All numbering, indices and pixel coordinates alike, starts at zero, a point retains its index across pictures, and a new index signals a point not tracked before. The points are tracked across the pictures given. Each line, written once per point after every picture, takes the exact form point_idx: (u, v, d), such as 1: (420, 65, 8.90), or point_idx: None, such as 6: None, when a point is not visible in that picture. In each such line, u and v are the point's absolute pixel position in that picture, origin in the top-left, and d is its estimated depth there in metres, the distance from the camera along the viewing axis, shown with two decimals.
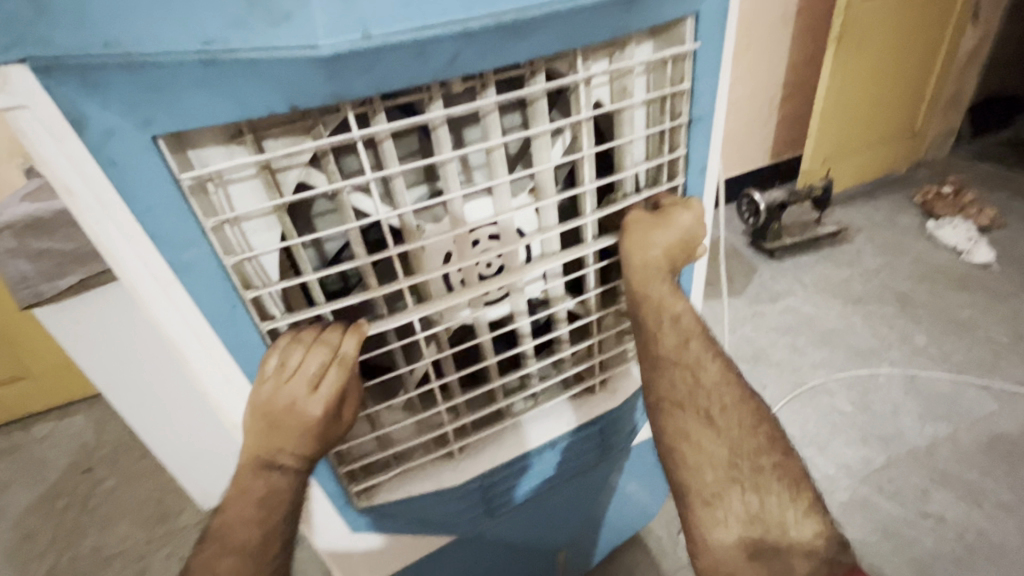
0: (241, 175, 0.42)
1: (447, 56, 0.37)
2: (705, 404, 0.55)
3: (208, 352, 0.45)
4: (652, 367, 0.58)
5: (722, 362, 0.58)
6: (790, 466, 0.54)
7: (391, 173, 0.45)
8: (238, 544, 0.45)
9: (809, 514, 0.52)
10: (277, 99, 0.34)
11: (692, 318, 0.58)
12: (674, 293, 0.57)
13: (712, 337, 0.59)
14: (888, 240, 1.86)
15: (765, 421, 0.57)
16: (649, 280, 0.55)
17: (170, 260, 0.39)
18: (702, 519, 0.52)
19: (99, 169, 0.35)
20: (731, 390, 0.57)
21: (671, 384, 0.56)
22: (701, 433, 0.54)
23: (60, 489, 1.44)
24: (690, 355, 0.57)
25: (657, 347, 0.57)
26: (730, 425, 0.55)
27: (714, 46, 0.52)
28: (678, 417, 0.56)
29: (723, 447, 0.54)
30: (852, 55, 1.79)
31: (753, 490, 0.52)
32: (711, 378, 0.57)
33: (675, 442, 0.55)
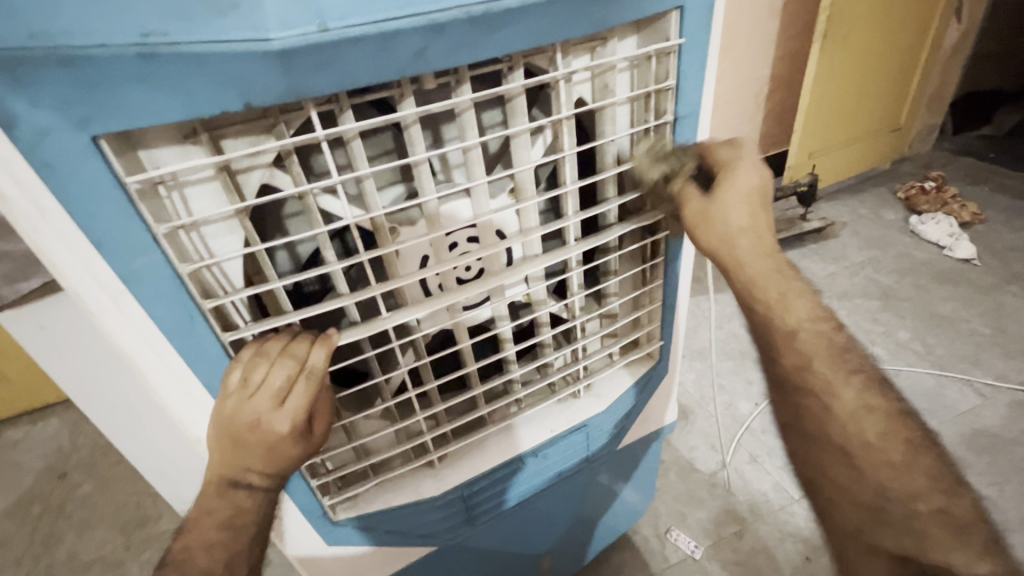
0: (197, 177, 0.39)
1: (414, 51, 0.34)
2: (837, 436, 0.51)
3: (166, 365, 0.42)
4: (781, 396, 0.54)
5: (861, 383, 0.52)
6: (954, 506, 0.48)
7: (360, 175, 0.42)
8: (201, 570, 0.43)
9: (983, 559, 0.46)
10: (230, 97, 0.32)
11: (817, 331, 0.52)
12: (785, 286, 0.52)
13: (846, 351, 0.53)
14: (873, 236, 1.87)
15: (924, 451, 0.50)
16: (749, 275, 0.51)
17: (119, 270, 0.37)
18: (855, 555, 0.51)
19: (35, 173, 0.32)
20: (874, 419, 0.51)
21: (803, 414, 0.53)
22: (840, 468, 0.51)
23: (33, 496, 1.39)
24: (819, 381, 0.52)
25: (780, 369, 0.53)
26: (875, 465, 0.49)
27: (699, 42, 0.50)
28: (815, 451, 0.52)
29: (865, 487, 0.49)
30: (838, 50, 1.79)
31: (909, 533, 0.48)
32: (848, 403, 0.51)
33: (810, 475, 0.53)
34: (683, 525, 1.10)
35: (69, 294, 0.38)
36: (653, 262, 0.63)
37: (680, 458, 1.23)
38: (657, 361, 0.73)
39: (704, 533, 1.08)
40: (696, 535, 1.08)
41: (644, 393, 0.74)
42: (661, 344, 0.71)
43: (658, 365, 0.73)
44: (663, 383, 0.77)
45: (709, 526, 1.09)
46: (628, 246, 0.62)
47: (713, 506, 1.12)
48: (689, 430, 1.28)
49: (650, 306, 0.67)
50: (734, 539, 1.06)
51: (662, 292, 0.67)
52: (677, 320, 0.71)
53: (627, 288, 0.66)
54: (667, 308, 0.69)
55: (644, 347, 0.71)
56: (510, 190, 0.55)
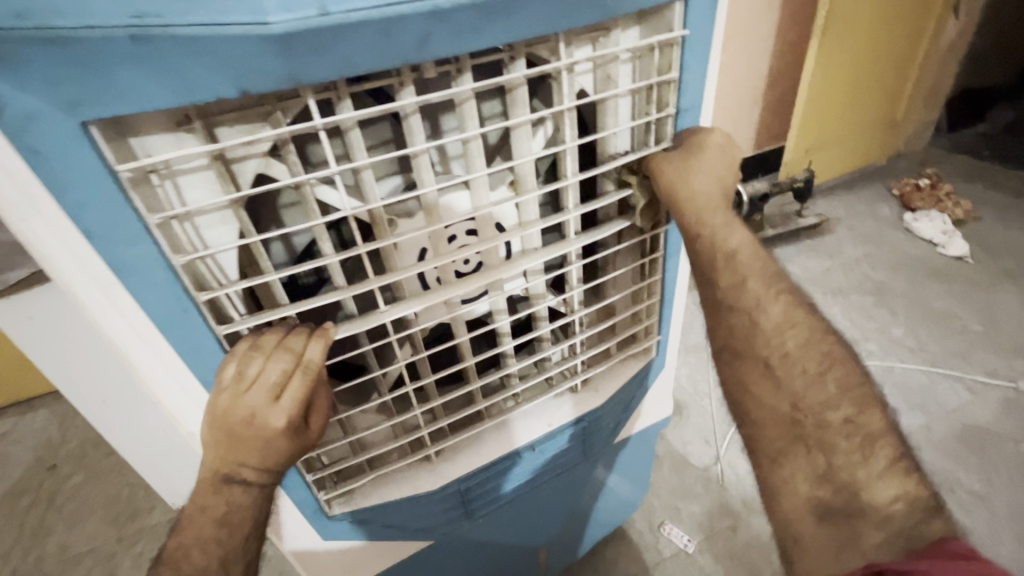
0: (190, 165, 0.38)
1: (416, 37, 0.33)
2: (762, 350, 0.51)
3: (159, 358, 0.42)
4: (711, 316, 0.55)
5: (788, 301, 0.52)
6: (868, 421, 0.48)
7: (358, 166, 0.42)
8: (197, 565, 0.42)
9: (888, 476, 0.46)
10: (226, 84, 0.31)
11: (752, 252, 0.53)
12: (729, 221, 0.53)
13: (777, 271, 0.54)
14: (867, 232, 1.88)
15: (841, 367, 0.51)
16: (704, 216, 0.52)
17: (111, 261, 0.36)
18: (768, 476, 0.50)
19: (21, 160, 0.31)
20: (795, 333, 0.51)
21: (731, 331, 0.53)
22: (759, 382, 0.51)
23: (22, 488, 1.38)
24: (748, 299, 0.52)
25: (711, 281, 0.53)
26: (792, 378, 0.50)
27: (703, 34, 0.50)
28: (739, 369, 0.53)
29: (783, 403, 0.50)
30: (837, 45, 1.79)
31: (817, 450, 0.48)
32: (774, 319, 0.52)
33: (737, 396, 0.53)
34: (676, 518, 1.10)
35: (58, 285, 0.37)
36: (652, 256, 0.63)
37: (674, 452, 1.23)
38: (654, 355, 0.73)
39: (697, 526, 1.09)
40: (689, 529, 1.08)
41: (641, 388, 0.73)
42: (659, 338, 0.71)
43: (655, 359, 0.73)
44: (660, 378, 0.77)
45: (702, 519, 1.10)
46: (627, 240, 0.61)
47: (706, 499, 1.13)
48: (684, 424, 1.29)
49: (649, 300, 0.67)
50: (727, 533, 1.07)
51: (661, 287, 0.67)
52: (676, 314, 0.70)
53: (626, 283, 0.66)
54: (666, 303, 0.69)
55: (642, 342, 0.71)
56: (510, 182, 0.55)
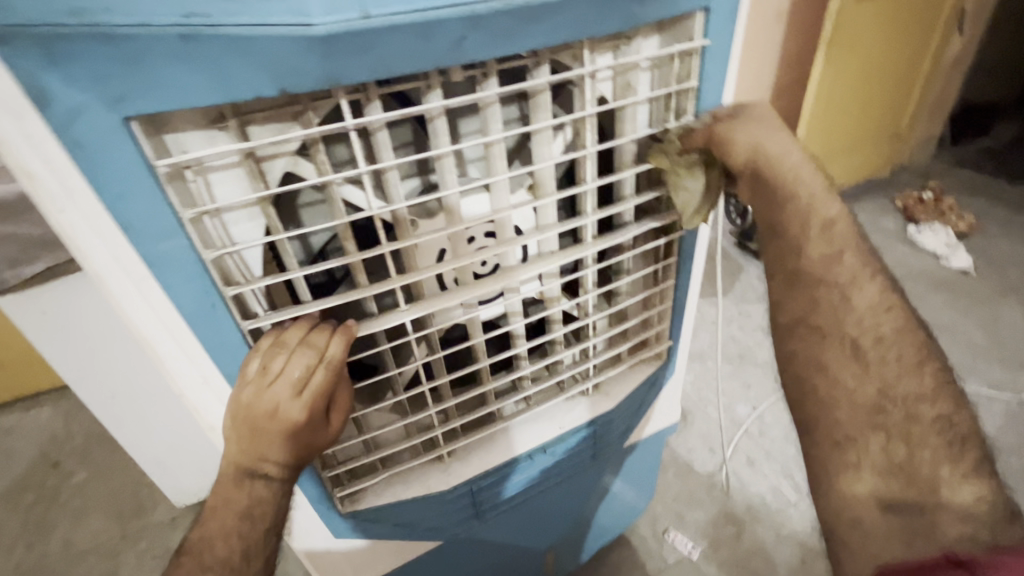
0: (222, 162, 0.39)
1: (451, 41, 0.34)
2: (849, 328, 0.50)
3: (184, 352, 0.42)
4: (788, 289, 0.53)
5: (883, 282, 0.51)
6: (960, 420, 0.47)
7: (384, 166, 0.42)
8: (220, 557, 0.43)
9: (969, 479, 0.45)
10: (267, 82, 0.32)
11: (848, 226, 0.51)
12: (828, 188, 0.51)
13: (872, 251, 0.52)
14: (871, 243, 1.89)
15: (935, 362, 0.49)
16: (800, 176, 0.50)
17: (143, 253, 0.36)
18: (835, 461, 0.50)
19: (63, 151, 0.32)
20: (905, 337, 0.50)
21: (816, 307, 0.51)
22: (841, 360, 0.50)
23: (25, 483, 1.38)
24: (844, 272, 0.50)
25: (803, 261, 0.51)
26: (882, 360, 0.49)
27: (723, 44, 0.51)
28: (818, 346, 0.52)
29: (868, 387, 0.49)
30: (845, 58, 1.81)
31: (899, 443, 0.47)
32: (866, 298, 0.50)
33: (811, 371, 0.52)
34: (680, 525, 1.10)
35: (90, 277, 0.38)
36: (666, 262, 0.63)
37: (678, 459, 1.23)
38: (665, 360, 0.73)
39: (702, 533, 1.09)
40: (694, 536, 1.08)
41: (651, 392, 0.74)
42: (670, 343, 0.72)
43: (666, 364, 0.74)
44: (669, 383, 0.77)
45: (707, 526, 1.10)
46: (642, 245, 0.62)
47: (710, 506, 1.13)
48: (688, 431, 1.29)
49: (661, 305, 0.67)
50: (731, 541, 1.07)
51: (673, 292, 0.68)
52: (686, 320, 0.71)
53: (639, 288, 0.66)
54: (677, 308, 0.69)
55: (653, 347, 0.72)
56: (528, 186, 0.55)
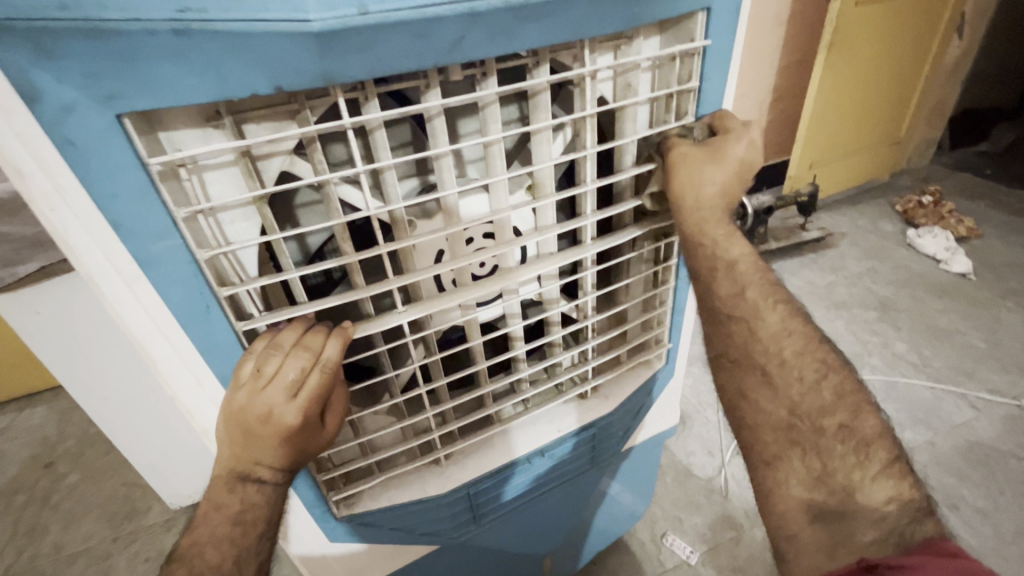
0: (217, 161, 0.38)
1: (450, 39, 0.34)
2: (759, 356, 0.53)
3: (178, 353, 0.41)
4: (709, 323, 0.56)
5: (785, 310, 0.54)
6: (863, 424, 0.50)
7: (382, 166, 0.42)
8: (212, 564, 0.42)
9: (879, 478, 0.48)
10: (262, 79, 0.31)
11: (752, 263, 0.54)
12: (730, 232, 0.53)
13: (775, 281, 0.55)
14: (870, 247, 1.89)
15: (838, 375, 0.52)
16: (705, 225, 0.51)
17: (136, 252, 0.36)
18: (766, 479, 0.52)
19: (53, 148, 0.31)
20: (809, 359, 0.52)
21: (728, 339, 0.54)
22: (757, 384, 0.53)
23: (19, 485, 1.37)
24: (747, 306, 0.53)
25: (713, 294, 0.54)
26: (789, 383, 0.52)
27: (723, 47, 0.51)
28: (737, 375, 0.54)
29: (779, 408, 0.52)
30: (844, 62, 1.81)
31: (815, 455, 0.50)
32: (770, 327, 0.53)
33: (734, 400, 0.55)
34: (679, 530, 1.10)
35: (81, 276, 0.37)
36: (666, 264, 0.63)
37: (678, 463, 1.23)
38: (664, 363, 0.73)
39: (701, 538, 1.08)
40: (692, 541, 1.08)
41: (650, 396, 0.73)
42: (669, 346, 0.71)
43: (665, 367, 0.73)
44: (669, 387, 0.77)
45: (706, 531, 1.09)
46: (641, 247, 0.61)
47: (709, 511, 1.12)
48: (687, 435, 1.29)
49: (661, 308, 0.67)
50: (730, 546, 1.06)
51: (673, 294, 0.67)
52: (686, 322, 0.70)
53: (639, 290, 0.66)
54: (677, 310, 0.69)
55: (653, 350, 0.71)
56: (528, 187, 0.55)
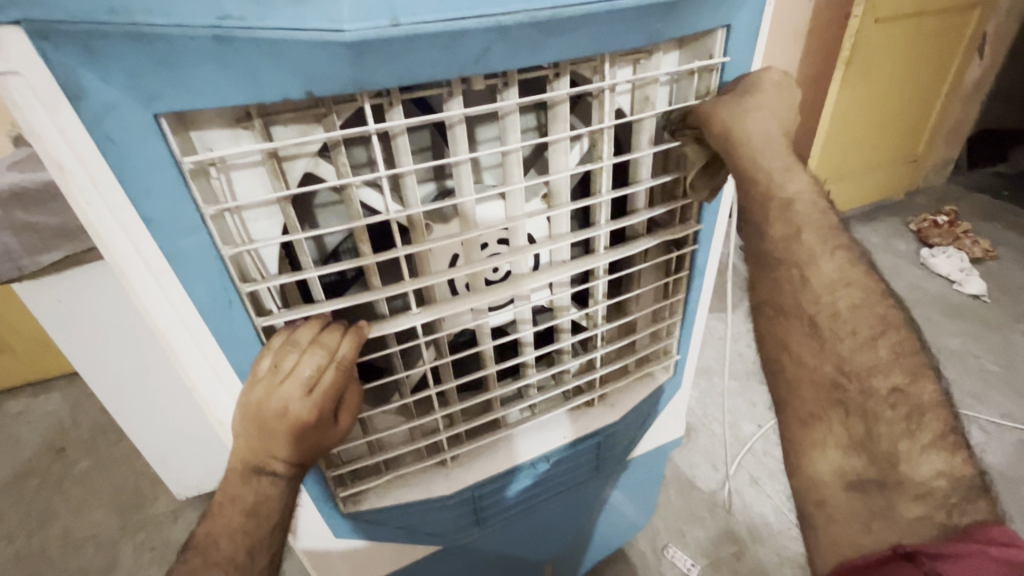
0: (245, 161, 0.40)
1: (476, 52, 0.35)
2: (809, 307, 0.47)
3: (199, 346, 0.43)
4: (757, 268, 0.50)
5: (845, 258, 0.47)
6: (923, 392, 0.43)
7: (403, 171, 0.43)
8: (226, 555, 0.43)
9: (932, 450, 0.42)
10: (295, 86, 0.33)
11: (812, 202, 0.48)
12: (789, 165, 0.48)
13: (837, 224, 0.49)
14: (883, 265, 1.88)
15: (898, 328, 0.45)
16: (760, 153, 0.47)
17: (166, 248, 0.37)
18: (800, 439, 0.47)
19: (94, 145, 0.32)
20: (873, 317, 0.45)
21: (776, 287, 0.49)
22: (802, 336, 0.47)
23: (31, 469, 1.39)
24: (802, 249, 0.47)
25: (765, 240, 0.49)
26: (838, 337, 0.46)
27: (741, 64, 0.51)
28: (781, 326, 0.49)
29: (826, 364, 0.46)
30: (861, 79, 1.81)
31: (860, 419, 0.44)
32: (825, 276, 0.47)
33: (773, 353, 0.49)
34: (680, 542, 1.09)
35: (112, 269, 0.38)
36: (678, 275, 0.63)
37: (681, 475, 1.22)
38: (671, 374, 0.73)
39: (702, 552, 1.07)
40: (693, 553, 1.07)
41: (657, 406, 0.73)
42: (678, 357, 0.72)
43: (673, 378, 0.73)
44: (676, 398, 0.77)
45: (708, 545, 1.08)
46: (653, 258, 0.62)
47: (712, 524, 1.12)
48: (691, 447, 1.28)
49: (671, 319, 0.67)
50: (731, 560, 1.06)
51: (683, 305, 0.68)
52: (696, 334, 0.71)
53: (649, 301, 0.66)
54: (687, 322, 0.69)
55: (661, 360, 0.71)
56: (543, 195, 0.56)
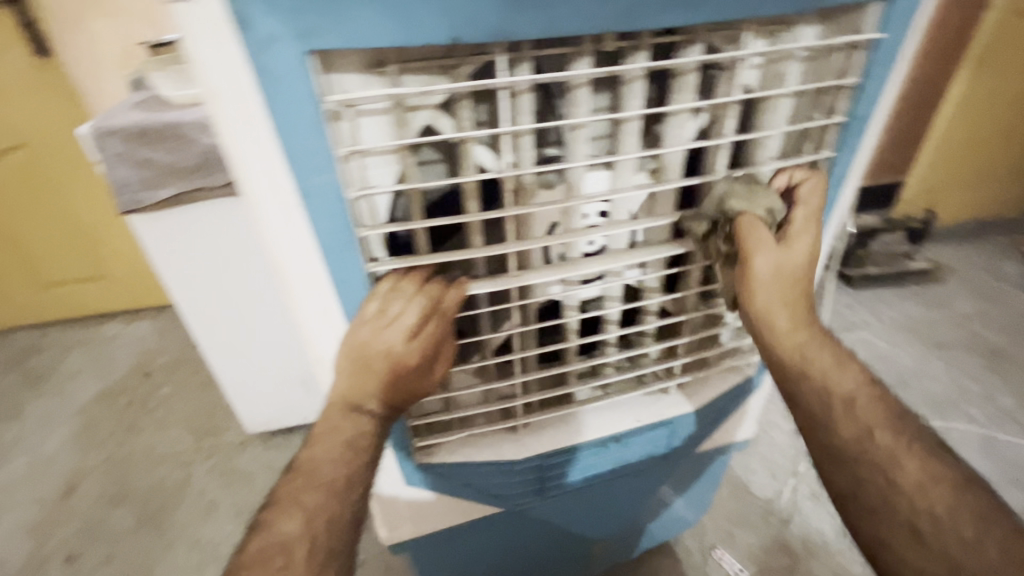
0: (373, 108, 0.40)
1: (626, 5, 0.36)
2: (898, 507, 0.45)
3: (313, 283, 0.44)
4: (827, 457, 0.50)
5: (923, 450, 0.47)
6: None
7: (521, 129, 0.42)
8: (329, 478, 0.44)
9: None
10: (440, 30, 0.33)
11: (870, 395, 0.50)
12: (840, 362, 0.51)
13: (904, 412, 0.49)
14: (984, 288, 1.73)
15: (1011, 529, 0.42)
16: (807, 350, 0.50)
17: (297, 183, 0.38)
18: None
19: (251, 77, 0.34)
20: (941, 491, 0.45)
21: (856, 481, 0.47)
22: (894, 532, 0.45)
23: (122, 387, 1.54)
24: (879, 450, 0.47)
25: (829, 437, 0.49)
26: (942, 538, 0.43)
27: (895, 44, 0.47)
28: (871, 520, 0.47)
29: (937, 566, 0.43)
30: (987, 80, 1.64)
31: None
32: (908, 472, 0.46)
33: (874, 552, 0.47)
34: (729, 545, 1.07)
35: (246, 201, 0.40)
36: None
37: (735, 478, 1.19)
38: (753, 372, 0.70)
39: (751, 558, 1.04)
40: (742, 558, 1.04)
41: (734, 402, 0.71)
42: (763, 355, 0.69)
43: (754, 376, 0.71)
44: (753, 397, 0.74)
45: (758, 552, 1.05)
46: None
47: (764, 532, 1.08)
48: (749, 452, 1.24)
49: None
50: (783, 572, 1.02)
51: None
52: None
53: None
54: None
55: (745, 355, 0.69)
56: (650, 169, 0.53)
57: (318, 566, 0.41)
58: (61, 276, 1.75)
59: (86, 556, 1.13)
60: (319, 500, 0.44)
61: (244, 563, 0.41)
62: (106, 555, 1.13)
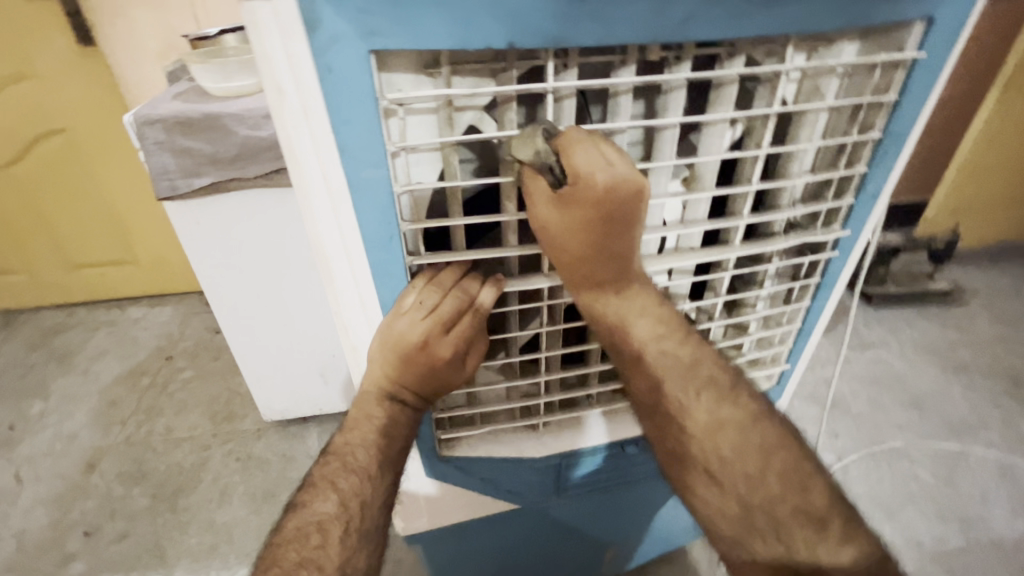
0: (423, 106, 0.41)
1: (680, 17, 0.37)
2: (698, 456, 0.50)
3: (354, 273, 0.46)
4: (648, 415, 0.53)
5: (710, 396, 0.50)
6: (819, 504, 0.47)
7: (564, 133, 0.43)
8: (362, 465, 0.48)
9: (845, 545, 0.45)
10: (500, 34, 0.35)
11: (678, 343, 0.50)
12: (642, 310, 0.49)
13: (704, 349, 0.52)
14: (1007, 313, 1.70)
15: (783, 450, 0.49)
16: (623, 316, 0.49)
17: (349, 176, 0.40)
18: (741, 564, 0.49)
19: (314, 72, 0.35)
20: (729, 434, 0.49)
21: (665, 433, 0.52)
22: (697, 477, 0.50)
23: (143, 369, 1.57)
24: (672, 402, 0.51)
25: (638, 393, 0.53)
26: (727, 478, 0.49)
27: (936, 63, 0.47)
28: (677, 464, 0.52)
29: (729, 499, 0.49)
30: (1020, 102, 1.62)
31: (777, 536, 0.47)
32: (700, 419, 0.50)
33: (682, 490, 0.52)
34: None
35: (297, 191, 0.42)
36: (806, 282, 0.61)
37: None
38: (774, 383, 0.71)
39: None
40: None
41: None
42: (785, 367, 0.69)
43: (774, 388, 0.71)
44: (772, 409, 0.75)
45: None
46: (785, 259, 0.59)
47: None
48: None
49: (787, 325, 0.65)
50: None
51: (804, 315, 0.65)
52: (810, 345, 0.68)
53: (770, 304, 0.63)
54: (803, 332, 0.67)
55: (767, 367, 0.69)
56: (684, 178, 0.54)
57: (350, 546, 0.45)
58: (90, 258, 1.79)
59: (104, 532, 1.16)
60: (353, 482, 0.47)
61: (285, 539, 0.45)
62: (123, 532, 1.16)
